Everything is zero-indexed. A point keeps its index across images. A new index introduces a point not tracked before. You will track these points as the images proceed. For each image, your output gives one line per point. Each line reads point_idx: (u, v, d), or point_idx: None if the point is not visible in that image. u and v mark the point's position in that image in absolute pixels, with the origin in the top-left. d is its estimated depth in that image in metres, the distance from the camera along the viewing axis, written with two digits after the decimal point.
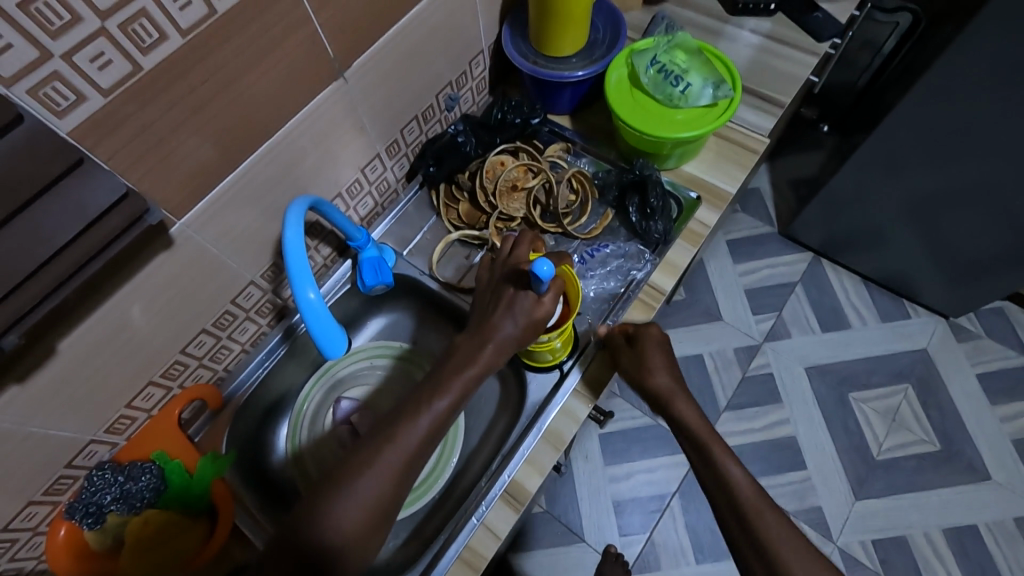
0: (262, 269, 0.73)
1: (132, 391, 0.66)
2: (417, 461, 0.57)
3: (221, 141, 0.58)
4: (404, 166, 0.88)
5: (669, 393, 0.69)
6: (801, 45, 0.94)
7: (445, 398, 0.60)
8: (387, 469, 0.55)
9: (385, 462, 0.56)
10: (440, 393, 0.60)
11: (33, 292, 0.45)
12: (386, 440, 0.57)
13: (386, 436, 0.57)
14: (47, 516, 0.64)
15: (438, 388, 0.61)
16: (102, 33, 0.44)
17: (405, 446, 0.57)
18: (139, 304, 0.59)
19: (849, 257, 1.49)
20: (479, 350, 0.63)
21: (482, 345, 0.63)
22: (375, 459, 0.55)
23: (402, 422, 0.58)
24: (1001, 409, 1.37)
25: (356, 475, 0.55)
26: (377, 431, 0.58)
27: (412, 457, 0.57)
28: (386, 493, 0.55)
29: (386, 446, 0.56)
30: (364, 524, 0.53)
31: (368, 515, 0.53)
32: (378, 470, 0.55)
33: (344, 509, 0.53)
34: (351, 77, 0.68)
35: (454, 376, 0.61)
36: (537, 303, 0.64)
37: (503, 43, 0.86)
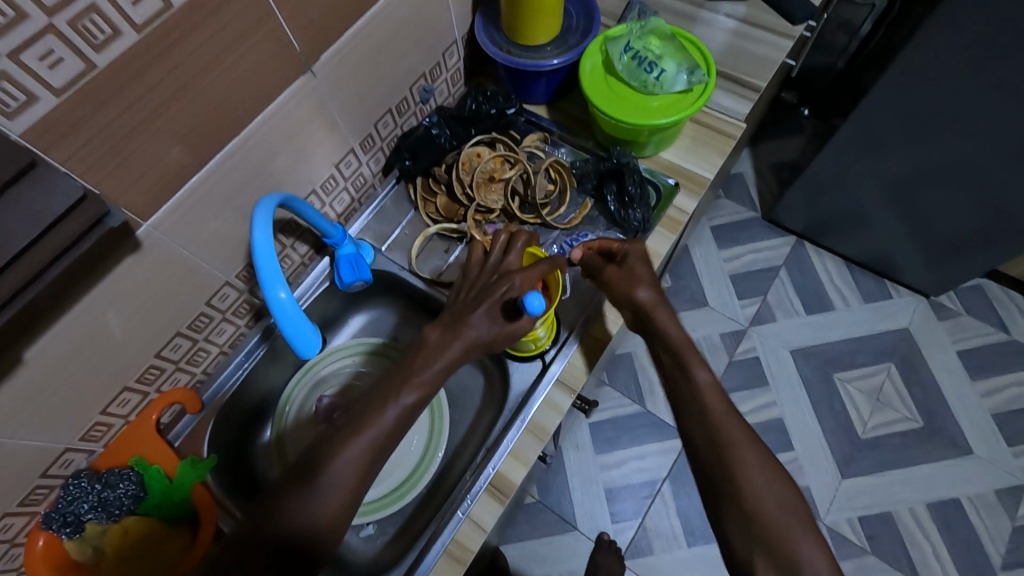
0: (238, 270, 0.72)
1: (107, 397, 0.64)
2: (384, 452, 0.58)
3: (188, 139, 0.57)
4: (380, 161, 0.86)
5: (651, 306, 0.68)
6: (777, 29, 0.92)
7: (412, 393, 0.60)
8: (354, 460, 0.56)
9: (352, 454, 0.56)
10: (408, 387, 0.60)
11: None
12: (354, 429, 0.57)
13: (355, 425, 0.58)
14: (24, 527, 0.63)
15: (406, 380, 0.61)
16: (51, 31, 0.43)
17: (376, 435, 0.57)
18: (107, 309, 0.58)
19: (831, 240, 1.50)
20: (448, 346, 0.63)
21: (450, 342, 0.63)
22: (345, 448, 0.56)
23: (372, 412, 0.58)
24: (981, 384, 1.39)
25: (327, 465, 0.55)
26: (346, 424, 0.58)
27: (379, 448, 0.57)
28: (358, 482, 0.55)
29: (355, 434, 0.57)
30: (339, 511, 0.54)
31: (343, 501, 0.54)
32: (346, 461, 0.55)
33: (317, 497, 0.54)
34: (320, 71, 0.67)
35: (418, 371, 0.61)
36: (513, 321, 0.66)
37: (476, 31, 0.85)
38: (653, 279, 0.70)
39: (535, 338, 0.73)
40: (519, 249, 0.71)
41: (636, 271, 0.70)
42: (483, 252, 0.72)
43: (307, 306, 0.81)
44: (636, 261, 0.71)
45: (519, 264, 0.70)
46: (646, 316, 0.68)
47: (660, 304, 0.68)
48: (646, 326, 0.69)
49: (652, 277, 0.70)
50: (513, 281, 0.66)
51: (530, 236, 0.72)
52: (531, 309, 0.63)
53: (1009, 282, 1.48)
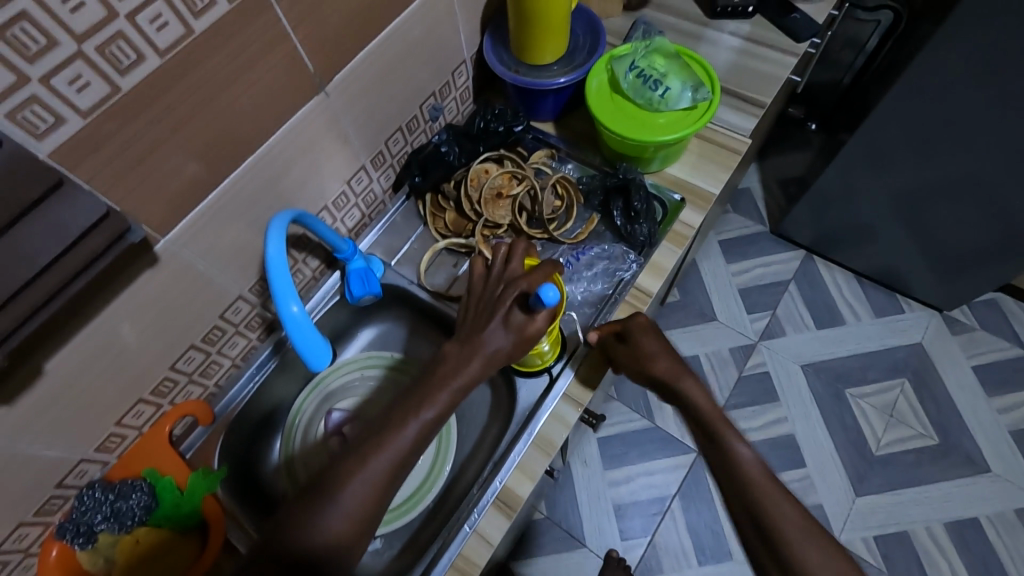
0: (251, 284, 0.73)
1: (122, 408, 0.66)
2: (403, 468, 0.58)
3: (206, 157, 0.59)
4: (390, 177, 0.88)
5: (671, 378, 0.69)
6: (780, 46, 0.96)
7: (430, 411, 0.60)
8: (374, 476, 0.56)
9: (372, 470, 0.56)
10: (427, 403, 0.60)
11: (17, 312, 0.45)
12: (372, 448, 0.57)
13: (374, 443, 0.58)
14: (39, 537, 0.64)
15: (425, 398, 0.61)
16: (80, 56, 0.45)
17: (393, 453, 0.57)
18: (124, 322, 0.60)
19: (840, 254, 1.50)
20: (467, 364, 0.64)
21: (470, 360, 0.64)
22: (364, 465, 0.56)
23: (390, 431, 0.59)
24: (997, 400, 1.37)
25: (344, 483, 0.55)
26: (365, 440, 0.59)
27: (399, 465, 0.57)
28: (374, 500, 0.55)
29: (373, 453, 0.57)
30: (358, 528, 0.55)
31: (362, 518, 0.55)
32: (365, 477, 0.56)
33: (333, 516, 0.54)
34: (333, 91, 0.69)
35: (438, 389, 0.62)
36: (529, 320, 0.66)
37: (485, 51, 0.87)
38: (665, 351, 0.70)
39: (542, 352, 0.74)
40: (522, 255, 0.71)
41: (647, 348, 0.70)
42: (485, 267, 0.72)
43: (317, 319, 0.82)
44: (647, 336, 0.70)
45: (524, 270, 0.70)
46: (669, 388, 0.69)
47: (681, 370, 0.69)
48: (669, 395, 0.69)
49: (664, 349, 0.70)
50: (519, 285, 0.67)
51: (529, 246, 0.74)
52: (545, 301, 0.63)
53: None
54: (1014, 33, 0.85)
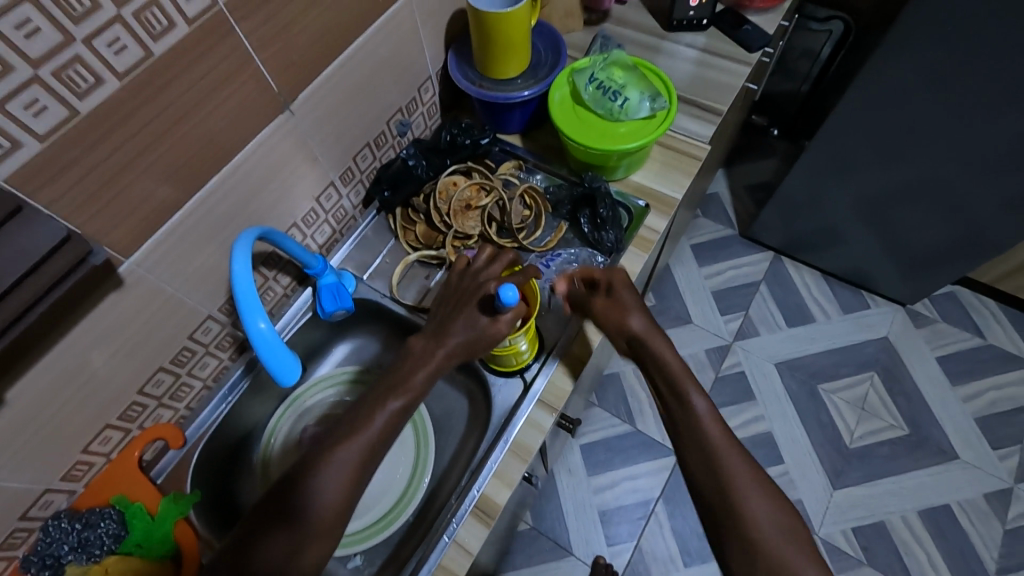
0: (220, 304, 0.73)
1: (88, 435, 0.64)
2: (374, 458, 0.59)
3: (171, 178, 0.59)
4: (361, 193, 0.89)
5: (646, 334, 0.70)
6: (734, 57, 1.00)
7: (398, 400, 0.62)
8: (345, 465, 0.57)
9: (343, 459, 0.57)
10: (396, 393, 0.62)
11: None
12: (337, 443, 0.58)
13: (339, 438, 0.59)
14: (2, 573, 0.62)
15: (391, 389, 0.63)
16: (36, 81, 0.45)
17: (361, 443, 0.58)
18: (90, 346, 0.59)
19: (807, 254, 1.55)
20: (432, 354, 0.65)
21: (433, 349, 0.66)
22: (332, 457, 0.57)
23: (356, 424, 0.60)
24: (962, 389, 1.42)
25: (314, 476, 0.56)
26: (335, 432, 0.60)
27: (370, 454, 0.58)
28: (348, 491, 0.56)
29: (345, 440, 0.58)
30: (331, 521, 0.55)
31: (334, 510, 0.55)
32: (337, 466, 0.57)
33: (305, 512, 0.54)
34: (299, 109, 0.69)
35: (404, 379, 0.63)
36: (491, 322, 0.67)
37: (450, 68, 0.88)
38: (640, 307, 0.72)
39: (519, 354, 0.75)
40: (504, 264, 0.73)
41: (623, 301, 0.72)
42: (464, 265, 0.74)
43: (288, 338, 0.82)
44: (622, 289, 0.73)
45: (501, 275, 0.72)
46: (641, 345, 0.69)
47: (655, 332, 0.70)
48: (640, 352, 0.70)
49: (641, 306, 0.72)
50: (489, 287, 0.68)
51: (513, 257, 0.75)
52: (504, 300, 0.64)
53: (981, 289, 1.53)
54: (953, 40, 0.90)
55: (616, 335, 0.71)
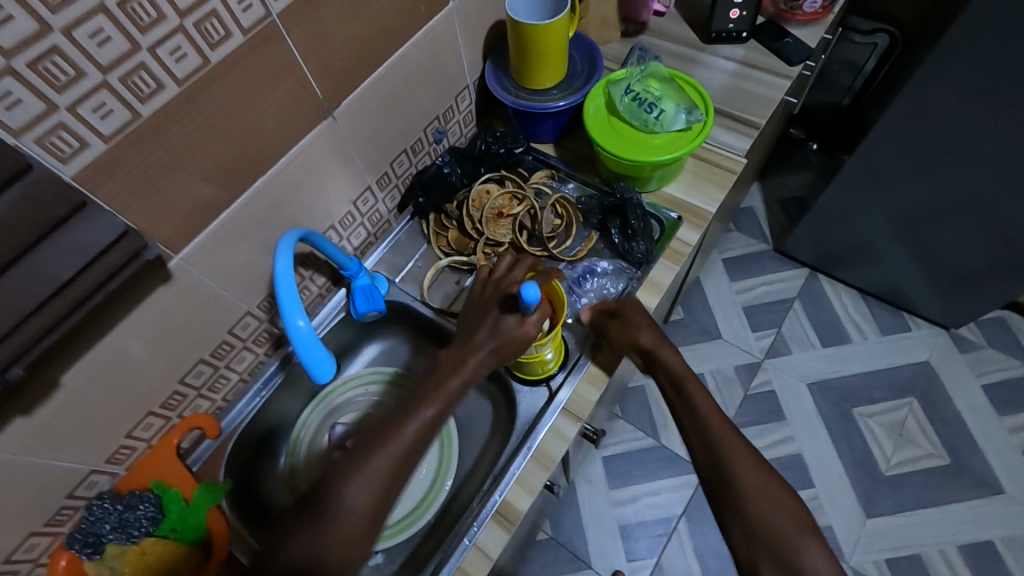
0: (259, 300, 0.76)
1: (131, 421, 0.68)
2: (406, 465, 0.60)
3: (218, 180, 0.62)
4: (395, 197, 0.91)
5: (656, 345, 0.73)
6: (773, 69, 0.99)
7: (430, 408, 0.63)
8: (381, 472, 0.58)
9: (378, 465, 0.58)
10: (429, 401, 0.63)
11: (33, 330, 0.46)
12: (371, 449, 0.60)
13: (372, 445, 0.60)
14: (47, 548, 0.65)
15: (426, 396, 0.64)
16: (104, 86, 0.48)
17: (395, 450, 0.60)
18: (137, 336, 0.62)
19: (844, 272, 1.50)
20: (464, 361, 0.66)
21: (467, 356, 0.67)
22: (364, 465, 0.58)
23: (390, 431, 0.61)
24: (1009, 419, 1.35)
25: (350, 478, 0.58)
26: (371, 438, 0.61)
27: (403, 461, 0.60)
28: (380, 494, 0.58)
29: (380, 447, 0.60)
30: (363, 526, 0.57)
31: (367, 515, 0.57)
32: (372, 472, 0.58)
33: (335, 518, 0.56)
34: (340, 115, 0.72)
35: (437, 387, 0.64)
36: (519, 324, 0.67)
37: (486, 77, 0.90)
38: (650, 325, 0.75)
39: (546, 361, 0.75)
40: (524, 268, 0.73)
41: (635, 320, 0.75)
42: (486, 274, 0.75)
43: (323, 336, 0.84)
44: (634, 312, 0.75)
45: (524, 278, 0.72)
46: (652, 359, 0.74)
47: (664, 343, 0.74)
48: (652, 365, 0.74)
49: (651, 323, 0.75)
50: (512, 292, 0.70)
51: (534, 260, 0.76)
52: (527, 299, 0.64)
53: None
54: (1004, 54, 0.87)
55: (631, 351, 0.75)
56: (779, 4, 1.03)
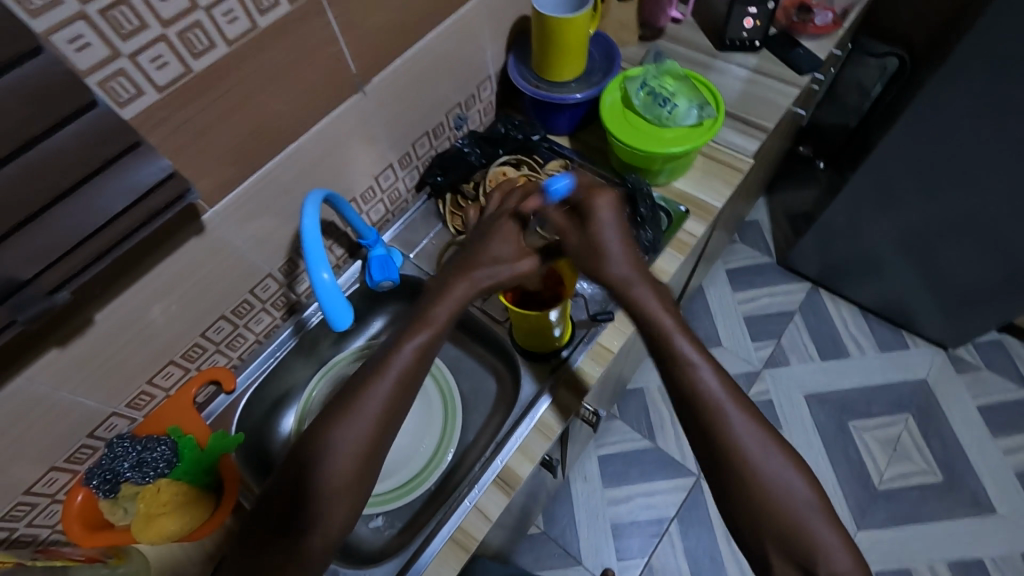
0: (280, 264, 0.79)
1: (153, 369, 0.71)
2: (396, 404, 0.62)
3: (255, 140, 0.65)
4: (415, 177, 0.95)
5: (630, 278, 0.64)
6: (783, 78, 1.03)
7: (416, 338, 0.63)
8: (370, 413, 0.60)
9: (366, 407, 0.60)
10: (412, 333, 0.64)
11: (80, 265, 0.49)
12: (338, 422, 0.59)
13: (342, 409, 0.60)
14: (65, 484, 0.68)
15: (409, 331, 0.64)
16: (163, 39, 0.51)
17: (381, 391, 0.61)
18: (166, 286, 0.65)
19: (845, 288, 1.53)
20: (449, 287, 0.66)
21: (455, 282, 0.66)
22: (349, 409, 0.60)
23: (356, 393, 0.61)
24: (1003, 440, 1.37)
25: (339, 420, 0.59)
26: (358, 380, 0.62)
27: (391, 399, 0.61)
28: (373, 433, 0.59)
29: (367, 390, 0.61)
30: (356, 464, 0.58)
31: (359, 454, 0.58)
32: (362, 413, 0.59)
33: (324, 484, 0.57)
34: (370, 91, 0.76)
35: (421, 316, 0.65)
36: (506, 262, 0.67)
37: (508, 68, 0.94)
38: (624, 252, 0.65)
39: (555, 337, 0.77)
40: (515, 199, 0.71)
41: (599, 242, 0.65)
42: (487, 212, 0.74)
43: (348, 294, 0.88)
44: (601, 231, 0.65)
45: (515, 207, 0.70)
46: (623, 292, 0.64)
47: (637, 278, 0.64)
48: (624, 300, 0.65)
49: (626, 252, 0.65)
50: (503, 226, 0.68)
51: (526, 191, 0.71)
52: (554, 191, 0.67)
53: None
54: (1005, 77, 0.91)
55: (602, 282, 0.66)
56: (792, 17, 1.08)
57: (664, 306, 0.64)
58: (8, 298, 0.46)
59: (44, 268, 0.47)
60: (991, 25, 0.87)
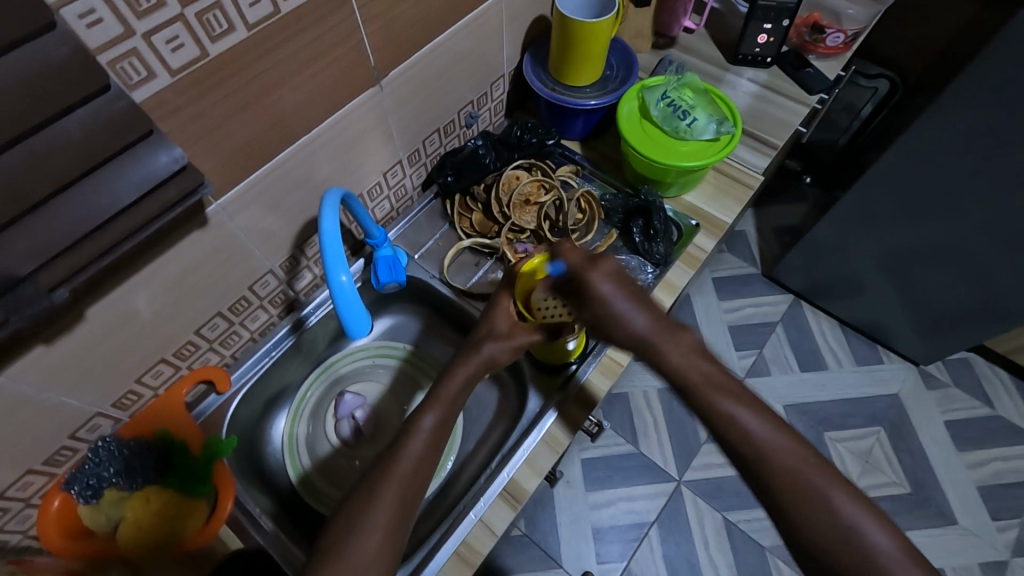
0: (281, 260, 0.75)
1: (143, 367, 0.66)
2: (427, 460, 0.57)
3: (265, 132, 0.61)
4: (422, 176, 0.92)
5: (648, 335, 0.59)
6: (793, 95, 1.03)
7: (431, 411, 0.60)
8: (400, 473, 0.55)
9: (399, 468, 0.55)
10: (427, 409, 0.61)
11: (76, 260, 0.45)
12: (363, 506, 0.52)
13: (379, 472, 0.55)
14: (42, 488, 0.64)
15: (427, 403, 0.62)
16: (180, 20, 0.47)
17: (410, 452, 0.57)
18: (161, 282, 0.61)
19: (828, 302, 1.57)
20: (466, 361, 0.65)
21: (465, 359, 0.66)
22: (382, 473, 0.55)
23: (378, 474, 0.55)
24: (967, 456, 1.43)
25: (379, 481, 0.54)
26: (382, 453, 0.58)
27: (423, 458, 0.57)
28: (406, 489, 0.54)
29: (394, 457, 0.56)
30: (396, 515, 0.52)
31: (396, 511, 0.53)
32: (396, 475, 0.55)
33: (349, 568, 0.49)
34: (387, 85, 0.72)
35: (439, 390, 0.63)
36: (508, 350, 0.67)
37: (524, 68, 0.92)
38: (637, 306, 0.60)
39: (568, 351, 0.75)
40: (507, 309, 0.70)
41: (608, 301, 0.60)
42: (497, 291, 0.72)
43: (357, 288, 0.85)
44: (608, 288, 0.61)
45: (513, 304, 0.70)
46: (646, 347, 0.59)
47: (657, 331, 0.59)
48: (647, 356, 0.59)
49: (639, 303, 0.60)
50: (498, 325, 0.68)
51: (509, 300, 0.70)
52: None
53: (994, 358, 1.55)
54: (998, 117, 0.93)
55: (622, 343, 0.61)
56: (804, 37, 1.09)
57: (692, 355, 0.58)
58: (5, 294, 0.42)
59: (46, 263, 0.43)
60: (994, 63, 0.88)
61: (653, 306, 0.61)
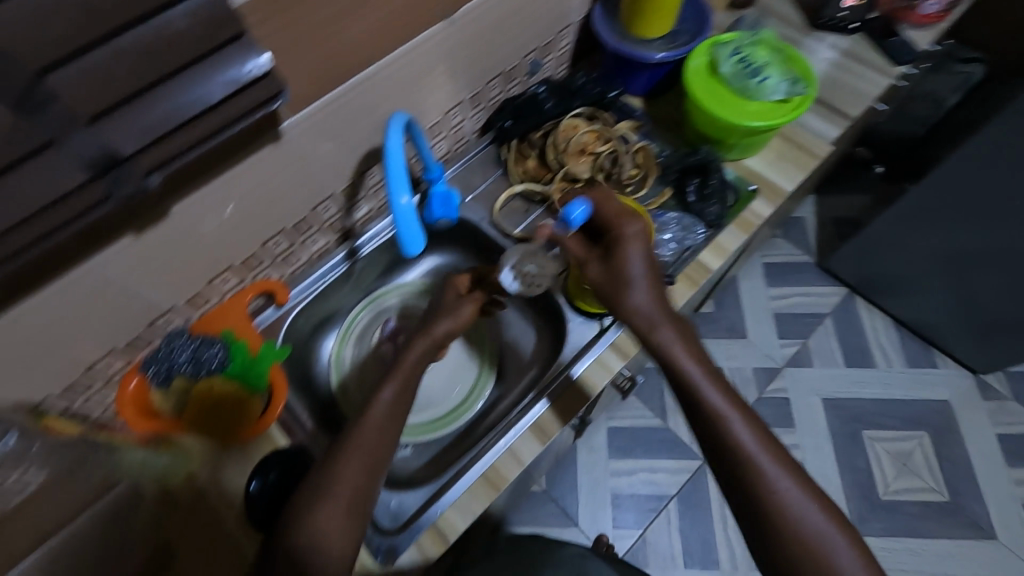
0: (341, 187, 0.79)
1: (213, 271, 0.72)
2: (391, 424, 0.62)
3: (340, 55, 0.64)
4: (481, 120, 0.93)
5: (654, 316, 0.65)
6: (874, 65, 0.97)
7: (388, 387, 0.64)
8: (360, 445, 0.59)
9: (358, 440, 0.59)
10: (384, 384, 0.64)
11: (168, 151, 0.49)
12: (327, 470, 0.57)
13: (340, 445, 0.59)
14: (121, 368, 0.71)
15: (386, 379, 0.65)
16: None
17: (370, 424, 0.61)
18: (233, 192, 0.65)
19: (882, 299, 1.50)
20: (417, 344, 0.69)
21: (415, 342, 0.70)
22: (344, 445, 0.59)
23: (339, 444, 0.59)
24: (1017, 472, 1.36)
25: (338, 455, 0.58)
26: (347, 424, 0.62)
27: (382, 423, 0.61)
28: (366, 457, 0.58)
29: (354, 430, 0.60)
30: (355, 481, 0.57)
31: (354, 480, 0.57)
32: (357, 446, 0.59)
33: (314, 528, 0.54)
34: (457, 20, 0.73)
35: (401, 365, 0.67)
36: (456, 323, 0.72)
37: (594, 17, 0.91)
38: (650, 290, 0.66)
39: None
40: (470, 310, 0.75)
41: (626, 275, 0.67)
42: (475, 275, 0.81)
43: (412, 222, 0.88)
44: (631, 260, 0.68)
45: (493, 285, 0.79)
46: (648, 336, 0.65)
47: (658, 314, 0.65)
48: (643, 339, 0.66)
49: (655, 292, 0.67)
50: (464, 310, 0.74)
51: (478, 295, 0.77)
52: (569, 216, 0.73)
53: None
54: None
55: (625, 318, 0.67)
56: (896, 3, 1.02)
57: (690, 353, 0.63)
58: (110, 171, 0.47)
59: (146, 147, 0.48)
60: None
61: (661, 289, 0.67)
